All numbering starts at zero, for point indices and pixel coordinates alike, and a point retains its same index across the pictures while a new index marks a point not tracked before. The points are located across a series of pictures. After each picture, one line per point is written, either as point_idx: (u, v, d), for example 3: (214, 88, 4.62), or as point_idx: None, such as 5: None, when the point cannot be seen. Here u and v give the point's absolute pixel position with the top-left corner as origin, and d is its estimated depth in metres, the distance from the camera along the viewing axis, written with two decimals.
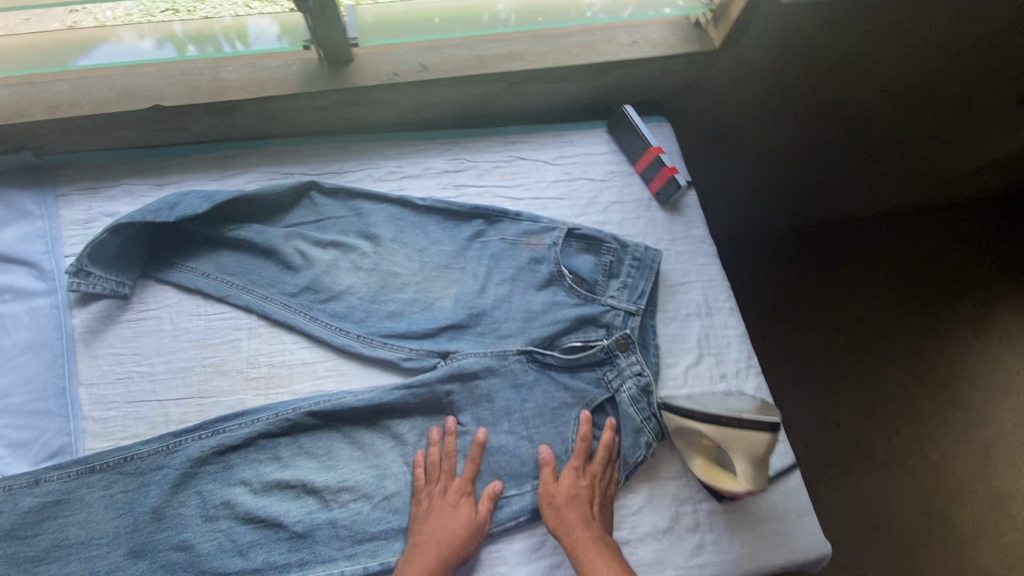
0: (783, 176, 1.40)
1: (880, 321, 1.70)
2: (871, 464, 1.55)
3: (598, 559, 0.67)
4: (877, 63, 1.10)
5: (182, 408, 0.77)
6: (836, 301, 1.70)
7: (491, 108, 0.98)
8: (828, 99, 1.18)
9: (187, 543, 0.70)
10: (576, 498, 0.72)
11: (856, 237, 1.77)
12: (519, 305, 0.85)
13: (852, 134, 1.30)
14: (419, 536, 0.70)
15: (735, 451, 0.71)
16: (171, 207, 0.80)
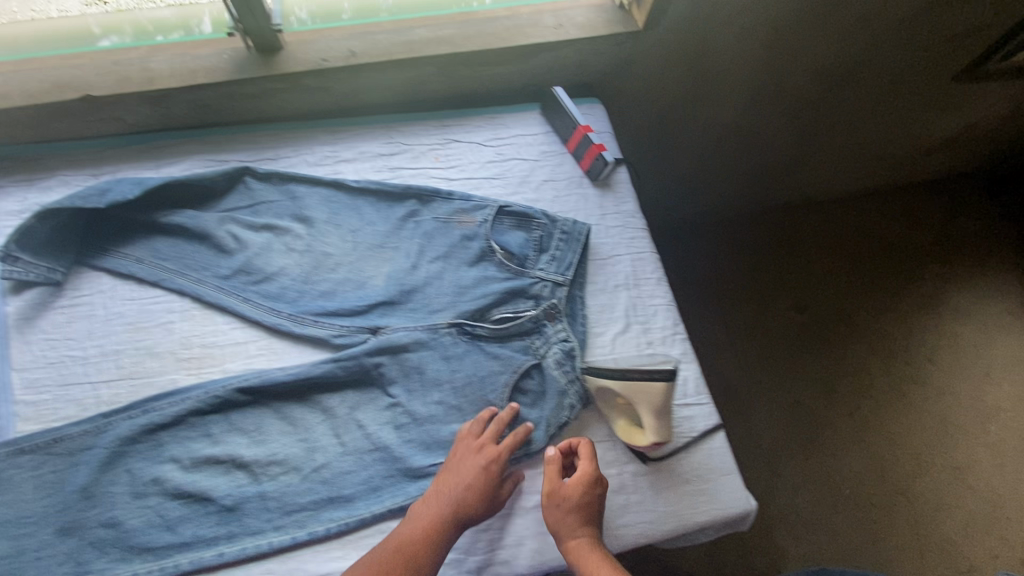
0: (729, 157, 1.43)
1: (837, 300, 1.72)
2: (832, 441, 1.55)
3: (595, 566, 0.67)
4: (807, 43, 1.13)
5: (114, 389, 0.78)
6: (793, 283, 1.73)
7: (426, 93, 1.00)
8: (765, 81, 1.20)
9: (116, 519, 0.71)
10: (585, 502, 0.72)
11: (809, 220, 1.81)
12: (450, 281, 0.87)
13: (793, 114, 1.33)
14: (440, 487, 0.72)
15: (642, 406, 0.75)
16: (101, 193, 0.81)
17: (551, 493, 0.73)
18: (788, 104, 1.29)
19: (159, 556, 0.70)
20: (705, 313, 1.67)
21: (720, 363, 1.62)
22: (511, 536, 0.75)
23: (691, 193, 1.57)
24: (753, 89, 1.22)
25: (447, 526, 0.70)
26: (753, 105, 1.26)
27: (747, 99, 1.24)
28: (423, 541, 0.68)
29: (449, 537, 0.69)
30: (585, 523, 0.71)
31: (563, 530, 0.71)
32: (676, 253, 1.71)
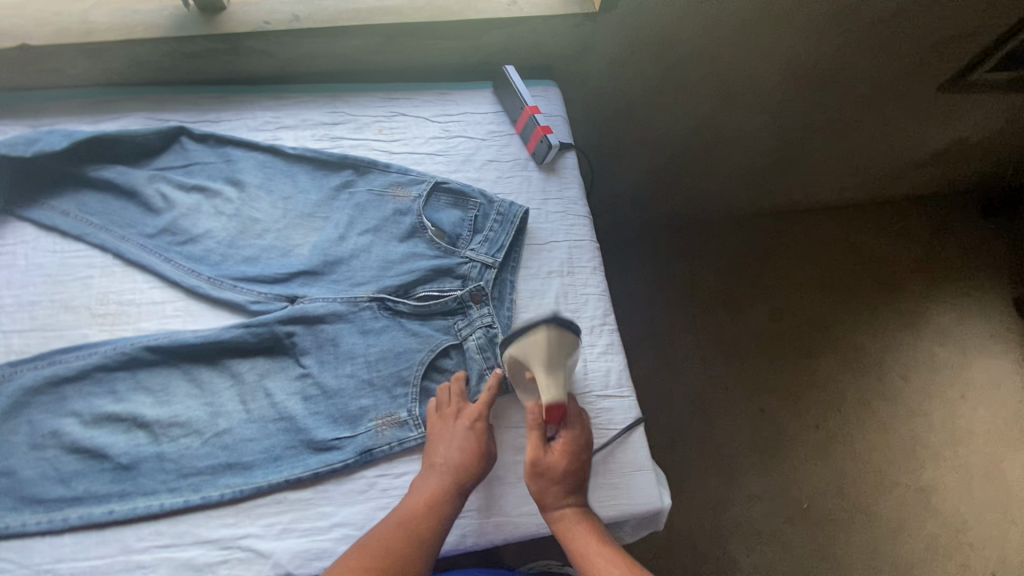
0: (701, 154, 1.40)
1: (811, 312, 1.67)
2: (794, 454, 1.50)
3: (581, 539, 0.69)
4: (779, 41, 1.08)
5: (25, 340, 0.77)
6: (767, 290, 1.68)
7: (376, 63, 0.99)
8: (737, 76, 1.15)
9: (10, 469, 0.70)
10: (571, 470, 0.72)
11: (790, 229, 1.77)
12: (377, 255, 0.85)
13: (769, 116, 1.29)
14: (434, 459, 0.72)
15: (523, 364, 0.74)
16: (29, 143, 0.80)
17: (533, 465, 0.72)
18: (762, 104, 1.24)
19: (50, 508, 0.70)
20: (673, 316, 1.62)
21: (684, 369, 1.57)
22: None
23: (665, 190, 1.53)
24: (721, 84, 1.17)
25: (448, 497, 0.69)
26: (723, 100, 1.22)
27: (717, 92, 1.19)
28: (424, 515, 0.68)
29: (452, 509, 0.69)
30: (571, 493, 0.71)
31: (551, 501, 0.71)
32: (647, 253, 1.68)
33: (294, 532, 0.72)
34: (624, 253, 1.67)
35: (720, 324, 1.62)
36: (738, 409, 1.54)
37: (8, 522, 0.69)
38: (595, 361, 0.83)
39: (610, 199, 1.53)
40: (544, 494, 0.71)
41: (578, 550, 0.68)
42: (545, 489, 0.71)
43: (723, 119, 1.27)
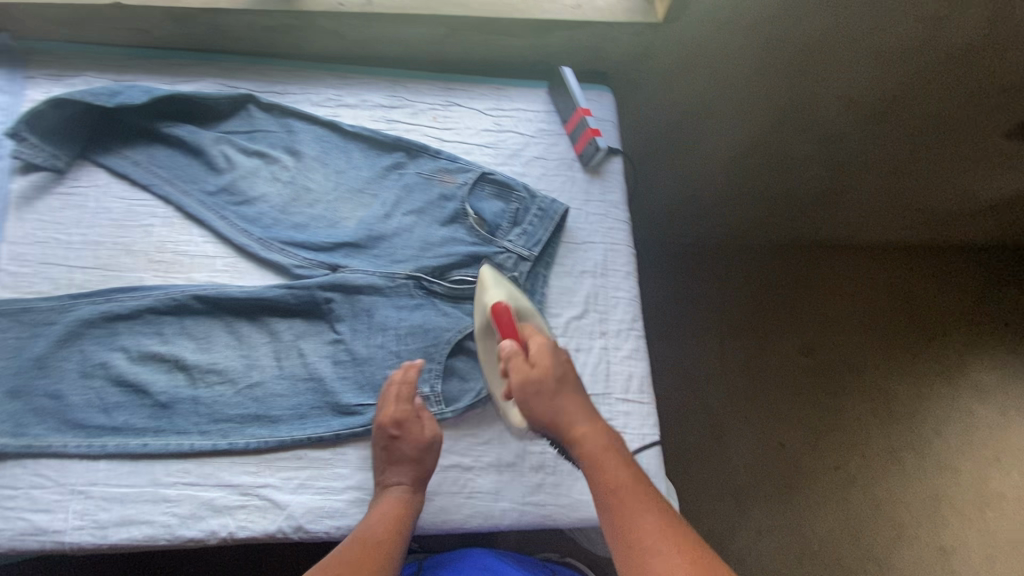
0: (746, 181, 1.38)
1: (842, 349, 1.63)
2: (809, 493, 1.46)
3: (606, 459, 0.68)
4: (838, 72, 1.07)
5: (87, 276, 0.83)
6: (801, 322, 1.65)
7: (438, 53, 1.02)
8: (791, 104, 1.15)
9: (59, 393, 0.75)
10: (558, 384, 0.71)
11: (833, 263, 1.72)
12: (418, 236, 0.88)
13: (819, 147, 1.27)
14: (384, 473, 0.73)
15: (476, 318, 0.80)
16: (112, 94, 0.86)
17: (528, 387, 0.70)
18: (814, 134, 1.23)
19: (90, 434, 0.74)
20: (700, 337, 1.61)
21: (705, 391, 1.55)
22: None
23: (705, 211, 1.52)
24: (775, 109, 1.17)
25: (406, 504, 0.71)
26: (774, 126, 1.21)
27: (769, 118, 1.19)
28: (384, 527, 0.69)
29: (409, 509, 0.71)
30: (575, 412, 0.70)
31: (567, 421, 0.70)
32: (684, 270, 1.66)
33: (310, 489, 0.75)
34: (660, 268, 1.65)
35: (747, 352, 1.60)
36: (756, 438, 1.51)
37: (51, 442, 0.73)
38: (619, 364, 0.83)
39: (652, 211, 1.56)
40: (560, 412, 0.70)
41: (605, 469, 0.67)
42: (557, 408, 0.70)
43: (776, 142, 1.25)
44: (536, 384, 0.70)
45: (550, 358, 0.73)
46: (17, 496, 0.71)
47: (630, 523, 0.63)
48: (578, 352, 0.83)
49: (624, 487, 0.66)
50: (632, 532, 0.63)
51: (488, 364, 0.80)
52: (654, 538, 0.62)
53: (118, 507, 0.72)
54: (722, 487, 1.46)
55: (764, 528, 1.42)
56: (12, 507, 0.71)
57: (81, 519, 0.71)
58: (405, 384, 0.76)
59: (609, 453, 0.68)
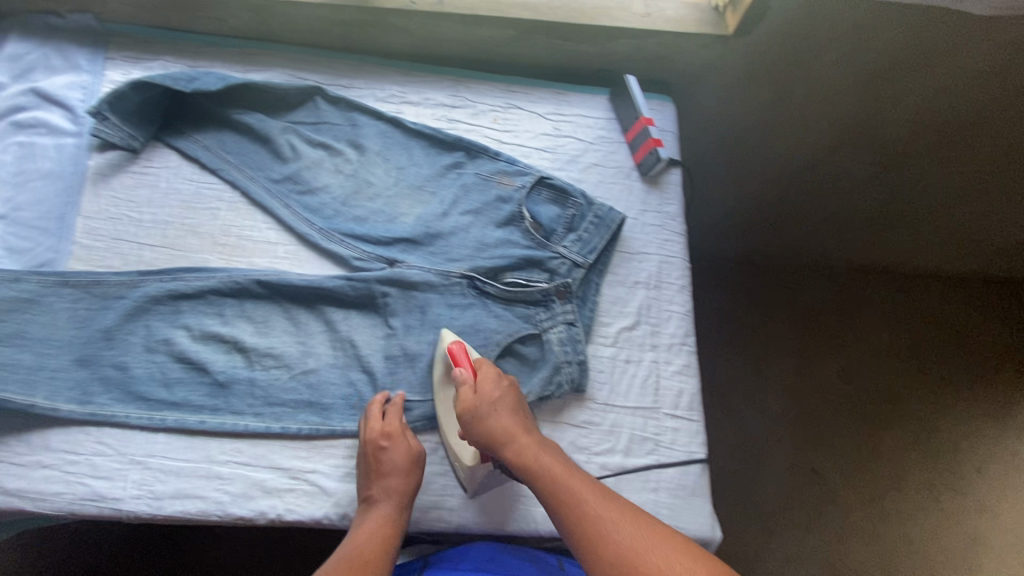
0: (801, 199, 1.35)
1: (886, 381, 1.58)
2: (842, 524, 1.42)
3: (546, 466, 0.67)
4: (907, 90, 1.04)
5: (155, 253, 0.86)
6: (844, 349, 1.61)
7: (503, 55, 1.03)
8: (855, 119, 1.12)
9: (124, 365, 0.78)
10: (499, 402, 0.73)
11: (883, 292, 1.66)
12: (474, 236, 0.89)
13: (879, 169, 1.23)
14: (369, 490, 0.71)
15: (437, 368, 0.80)
16: (189, 80, 0.89)
17: (466, 412, 0.71)
18: (875, 156, 1.20)
19: (151, 407, 0.77)
20: (741, 358, 1.57)
21: (744, 411, 1.52)
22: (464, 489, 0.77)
23: (755, 228, 1.50)
24: (838, 126, 1.14)
25: (391, 524, 0.69)
26: (835, 143, 1.18)
27: (833, 134, 1.16)
28: (372, 546, 0.66)
29: (398, 528, 0.69)
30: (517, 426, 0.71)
31: (502, 438, 0.70)
32: (728, 290, 1.62)
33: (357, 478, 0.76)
34: (704, 284, 1.63)
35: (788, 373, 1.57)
36: (791, 462, 1.48)
37: (114, 412, 0.76)
38: (668, 380, 0.82)
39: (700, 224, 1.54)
40: (494, 432, 0.70)
41: (545, 474, 0.67)
42: (493, 432, 0.70)
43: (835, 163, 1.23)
44: (473, 411, 0.71)
45: (491, 385, 0.74)
46: (79, 461, 0.74)
47: (579, 516, 0.63)
48: (628, 363, 0.83)
49: (568, 486, 0.66)
50: (583, 522, 0.63)
51: (443, 412, 0.78)
52: (602, 519, 0.63)
53: (173, 480, 0.74)
54: (753, 511, 1.42)
55: (795, 557, 1.38)
56: (73, 472, 0.73)
57: (138, 489, 0.73)
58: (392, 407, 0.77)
59: (546, 460, 0.68)
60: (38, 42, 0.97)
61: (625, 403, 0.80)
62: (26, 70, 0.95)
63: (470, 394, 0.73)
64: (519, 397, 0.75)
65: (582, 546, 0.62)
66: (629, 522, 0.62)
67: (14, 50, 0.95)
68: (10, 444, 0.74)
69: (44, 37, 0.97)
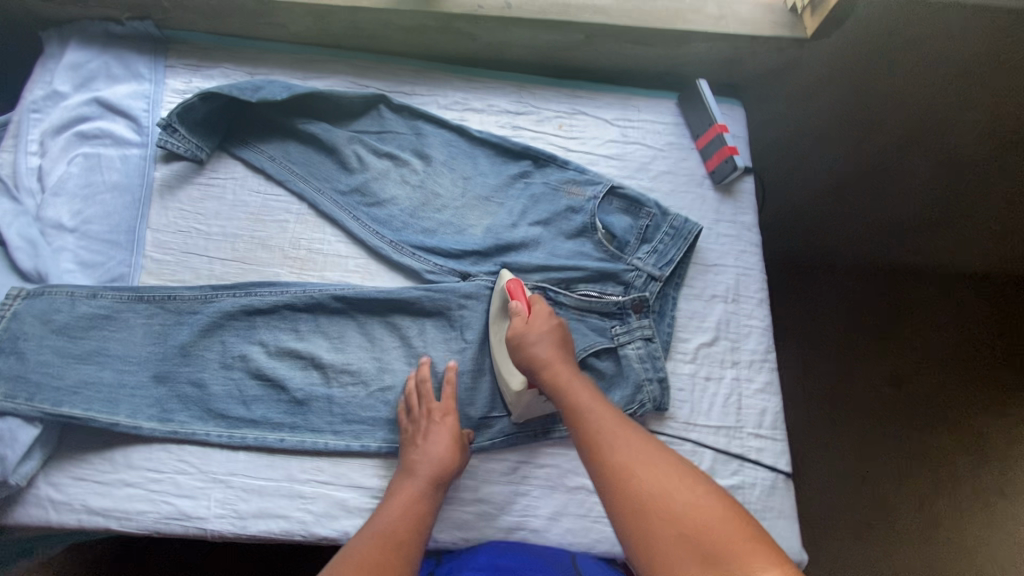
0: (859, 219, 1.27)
1: (936, 407, 1.17)
2: None
3: (577, 388, 0.66)
4: (980, 95, 1.01)
5: (225, 267, 0.85)
6: (903, 373, 1.23)
7: (567, 60, 1.00)
8: (920, 125, 1.09)
9: (202, 382, 0.77)
10: (549, 333, 0.72)
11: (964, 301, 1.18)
12: (545, 248, 0.87)
13: (943, 194, 1.13)
14: (410, 460, 0.72)
15: (493, 300, 0.81)
16: (255, 89, 0.87)
17: (515, 336, 0.73)
18: (942, 175, 1.12)
19: (230, 425, 0.76)
20: (812, 389, 1.34)
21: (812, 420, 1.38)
22: (546, 508, 0.76)
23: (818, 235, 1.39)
24: (904, 131, 1.11)
25: (426, 496, 0.69)
26: (900, 152, 1.14)
27: (900, 141, 1.13)
28: (407, 524, 0.65)
29: (433, 501, 0.69)
30: (561, 356, 0.70)
31: (543, 363, 0.69)
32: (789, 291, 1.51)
33: None
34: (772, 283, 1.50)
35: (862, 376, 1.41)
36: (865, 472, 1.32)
37: (195, 429, 0.75)
38: (751, 399, 0.81)
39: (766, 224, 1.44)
40: (536, 355, 0.70)
41: (573, 398, 0.65)
42: (535, 355, 0.70)
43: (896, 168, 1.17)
44: (519, 337, 0.72)
45: (544, 319, 0.74)
46: (162, 480, 0.73)
47: (595, 432, 0.61)
48: (708, 381, 0.81)
49: (592, 408, 0.64)
50: (596, 436, 0.61)
51: (496, 340, 0.79)
52: (617, 438, 0.60)
53: (256, 499, 0.73)
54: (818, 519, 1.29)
55: None
56: (157, 491, 0.73)
57: (222, 508, 0.72)
58: (445, 386, 0.78)
59: (579, 383, 0.67)
60: (97, 50, 0.95)
61: (708, 423, 0.79)
62: (87, 79, 0.93)
63: (522, 322, 0.74)
64: (567, 336, 0.74)
65: (589, 457, 0.60)
66: (643, 445, 0.59)
67: (74, 58, 0.93)
68: (93, 463, 0.73)
69: (103, 45, 0.95)
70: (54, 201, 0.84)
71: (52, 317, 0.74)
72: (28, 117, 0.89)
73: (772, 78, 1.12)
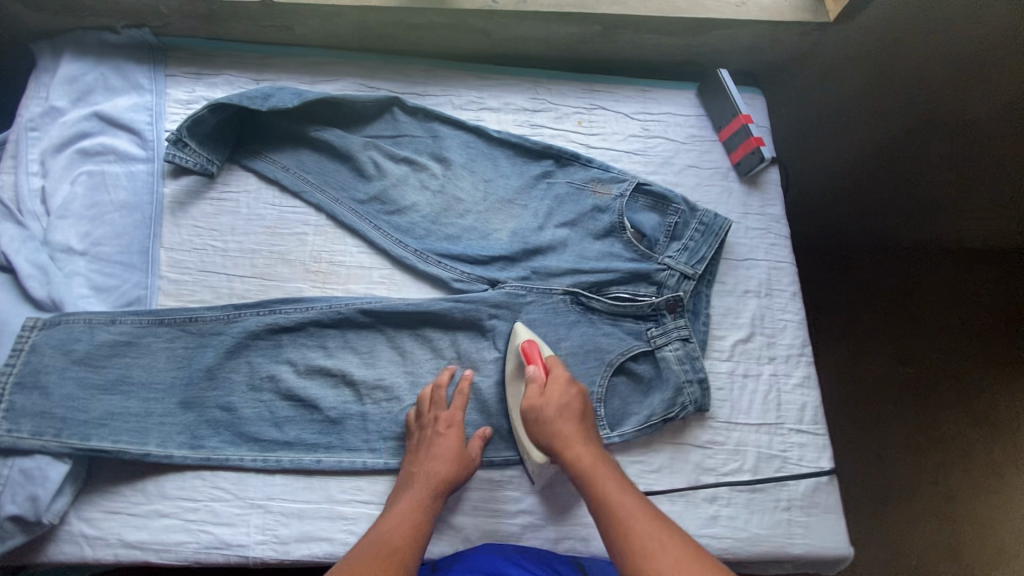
0: (864, 206, 1.22)
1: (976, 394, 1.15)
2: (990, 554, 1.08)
3: (606, 478, 0.65)
4: (988, 74, 0.98)
5: (246, 285, 0.82)
6: (909, 352, 1.22)
7: (582, 52, 0.98)
8: (927, 109, 1.06)
9: (231, 405, 0.75)
10: (566, 409, 0.70)
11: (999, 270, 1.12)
12: (574, 251, 0.85)
13: (955, 176, 1.08)
14: (412, 470, 0.71)
15: (506, 362, 0.78)
16: (264, 98, 0.83)
17: (532, 412, 0.71)
18: (955, 151, 1.07)
19: (264, 448, 0.74)
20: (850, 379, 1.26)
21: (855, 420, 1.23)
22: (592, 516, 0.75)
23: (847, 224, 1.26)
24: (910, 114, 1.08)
25: (426, 506, 0.68)
26: (908, 134, 1.10)
27: (908, 124, 1.09)
28: (403, 532, 0.64)
29: (433, 511, 0.68)
30: (580, 435, 0.69)
31: (563, 444, 0.68)
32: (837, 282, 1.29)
33: (483, 511, 0.74)
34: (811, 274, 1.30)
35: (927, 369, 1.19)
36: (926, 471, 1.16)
37: (227, 455, 0.73)
38: (791, 394, 0.81)
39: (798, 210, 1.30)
40: (556, 436, 0.69)
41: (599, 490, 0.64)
42: (556, 433, 0.69)
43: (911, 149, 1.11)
44: (536, 410, 0.70)
45: (561, 389, 0.72)
46: (199, 508, 0.71)
47: (629, 530, 0.60)
48: (747, 378, 0.81)
49: (624, 502, 0.63)
50: (630, 535, 0.59)
51: (513, 406, 0.76)
52: (651, 540, 0.58)
53: (297, 522, 0.72)
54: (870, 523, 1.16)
55: None
56: (194, 520, 0.71)
57: (262, 534, 0.71)
58: (458, 394, 0.76)
59: (607, 472, 0.66)
60: (93, 61, 0.90)
61: (749, 420, 0.79)
62: (84, 92, 0.88)
63: (538, 394, 0.71)
64: (587, 405, 0.73)
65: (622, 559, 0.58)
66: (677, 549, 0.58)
67: (69, 71, 0.88)
68: (125, 494, 0.71)
69: (97, 55, 0.90)
70: (61, 223, 0.80)
71: (73, 346, 0.71)
72: (26, 136, 0.85)
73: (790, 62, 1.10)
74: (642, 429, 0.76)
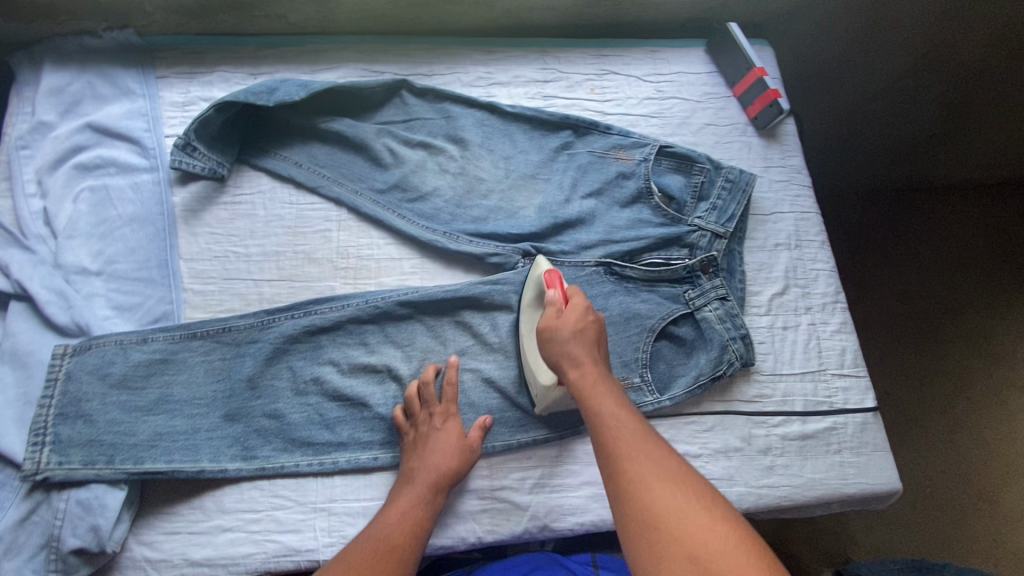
0: (874, 150, 1.27)
1: (960, 316, 1.24)
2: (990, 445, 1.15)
3: (605, 396, 0.60)
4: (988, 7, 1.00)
5: (275, 288, 0.79)
6: (921, 283, 1.28)
7: (587, 17, 0.96)
8: (932, 56, 1.08)
9: (278, 412, 0.73)
10: (579, 330, 0.65)
11: (949, 207, 1.32)
12: (602, 221, 0.84)
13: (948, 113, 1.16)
14: (409, 465, 0.70)
15: (525, 292, 0.76)
16: (270, 92, 0.80)
17: (545, 330, 0.66)
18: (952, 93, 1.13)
19: (319, 451, 0.73)
20: (872, 317, 1.28)
21: (878, 344, 1.26)
22: None
23: (848, 166, 1.32)
24: (914, 57, 1.09)
25: (423, 504, 0.67)
26: (912, 78, 1.12)
27: (911, 66, 1.11)
28: (401, 531, 0.64)
29: (431, 510, 0.67)
30: (589, 353, 0.64)
31: (570, 362, 0.63)
32: (836, 214, 1.36)
33: (546, 488, 0.74)
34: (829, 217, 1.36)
35: (918, 292, 1.27)
36: (931, 385, 1.21)
37: (282, 462, 0.71)
38: (830, 340, 0.83)
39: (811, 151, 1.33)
40: (564, 351, 0.64)
41: (596, 402, 0.59)
42: (563, 351, 0.64)
43: (905, 94, 1.15)
44: (550, 331, 0.66)
45: (575, 313, 0.67)
46: (261, 519, 0.70)
47: (617, 440, 0.56)
48: (786, 330, 0.82)
49: (616, 416, 0.58)
50: (620, 446, 0.55)
51: (527, 333, 0.74)
52: (640, 451, 0.55)
53: (363, 521, 0.71)
54: (897, 437, 1.18)
55: (946, 500, 1.13)
56: (259, 531, 0.69)
57: (330, 536, 0.70)
58: (447, 384, 0.74)
59: (607, 386, 0.61)
60: (76, 68, 0.85)
61: (793, 370, 0.81)
62: (72, 103, 0.83)
63: (555, 316, 0.67)
64: (599, 330, 0.68)
65: (607, 467, 0.55)
66: (664, 462, 0.53)
67: (54, 82, 0.83)
68: (183, 514, 0.69)
69: (80, 62, 0.85)
70: (70, 243, 0.75)
71: (108, 370, 0.69)
72: (17, 155, 0.80)
73: (793, 16, 1.07)
74: (692, 390, 0.77)
